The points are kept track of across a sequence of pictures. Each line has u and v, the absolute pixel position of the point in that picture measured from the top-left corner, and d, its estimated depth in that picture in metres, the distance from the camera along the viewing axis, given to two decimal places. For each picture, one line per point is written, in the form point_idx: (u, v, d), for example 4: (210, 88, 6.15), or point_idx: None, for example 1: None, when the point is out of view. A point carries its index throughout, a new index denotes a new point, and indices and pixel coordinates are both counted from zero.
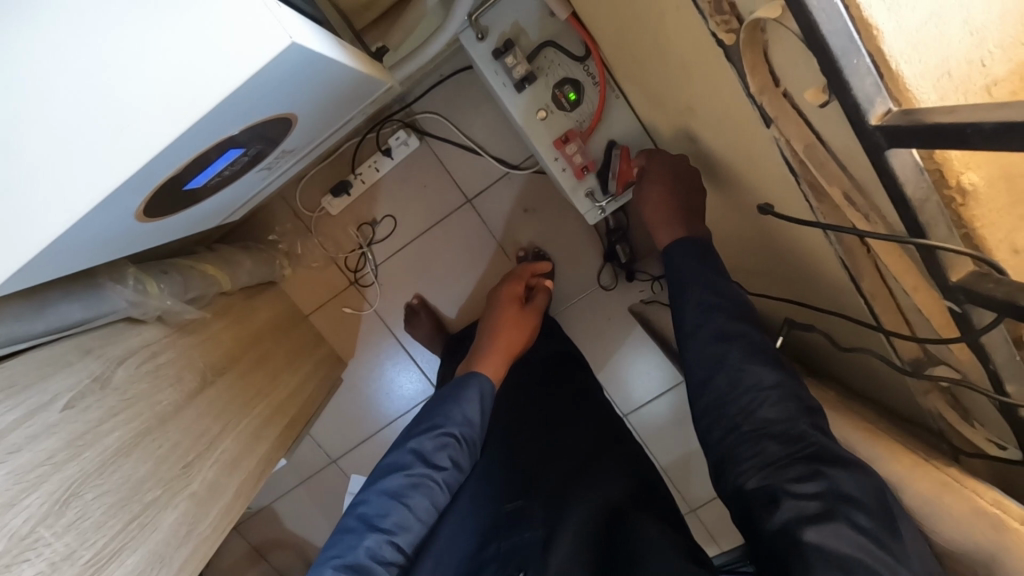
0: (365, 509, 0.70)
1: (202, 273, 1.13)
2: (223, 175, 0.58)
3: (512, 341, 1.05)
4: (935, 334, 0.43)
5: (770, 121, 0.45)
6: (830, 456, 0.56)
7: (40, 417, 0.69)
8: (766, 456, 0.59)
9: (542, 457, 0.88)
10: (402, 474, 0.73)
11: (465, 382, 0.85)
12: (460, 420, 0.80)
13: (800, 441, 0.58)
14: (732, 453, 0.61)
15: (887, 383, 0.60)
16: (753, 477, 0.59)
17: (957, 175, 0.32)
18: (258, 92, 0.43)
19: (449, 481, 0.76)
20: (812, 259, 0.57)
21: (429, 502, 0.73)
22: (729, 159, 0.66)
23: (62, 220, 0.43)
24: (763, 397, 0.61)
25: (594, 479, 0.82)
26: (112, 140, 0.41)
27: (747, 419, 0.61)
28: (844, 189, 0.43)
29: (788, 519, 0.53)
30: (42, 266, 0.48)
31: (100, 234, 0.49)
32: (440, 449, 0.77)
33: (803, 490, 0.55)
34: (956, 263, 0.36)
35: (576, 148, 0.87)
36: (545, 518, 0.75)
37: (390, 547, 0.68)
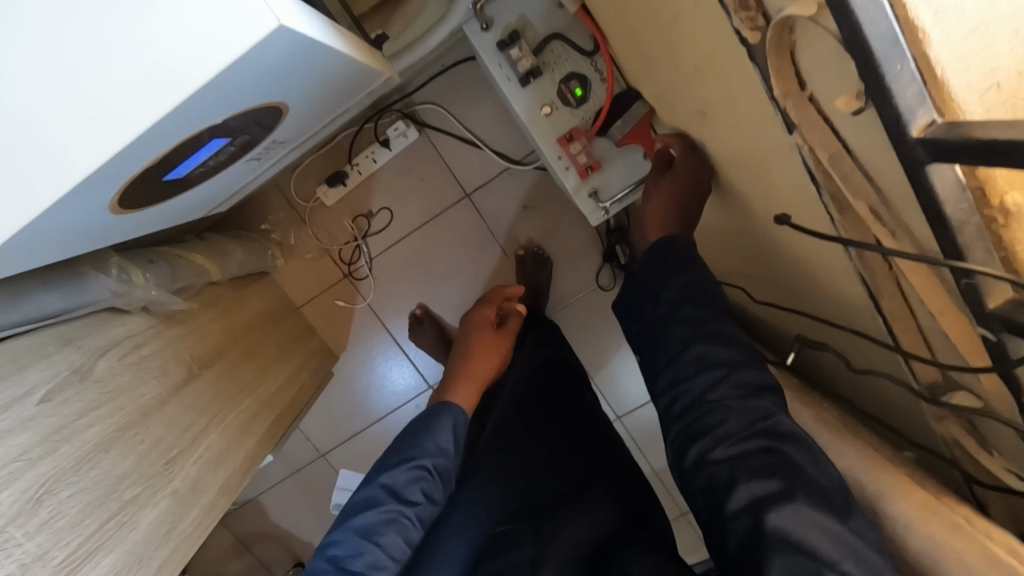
0: (336, 550, 0.68)
1: (190, 263, 1.09)
2: (207, 165, 0.54)
3: (486, 367, 1.01)
4: (963, 361, 0.41)
5: (793, 127, 0.42)
6: (778, 430, 0.56)
7: (14, 410, 0.66)
8: (728, 431, 0.58)
9: (535, 481, 0.83)
10: (374, 512, 0.70)
11: (438, 411, 0.81)
12: (433, 450, 0.76)
13: (762, 417, 0.58)
14: (693, 430, 0.61)
15: (898, 407, 0.57)
16: (715, 447, 0.58)
17: (1000, 194, 0.30)
18: (244, 79, 0.40)
19: (424, 515, 0.73)
20: (826, 275, 0.55)
21: (402, 540, 0.69)
22: (739, 166, 0.63)
23: (25, 210, 0.40)
24: (721, 375, 0.62)
25: (579, 517, 0.77)
26: (88, 124, 0.38)
27: (707, 396, 0.61)
28: (870, 203, 0.40)
29: (750, 497, 0.54)
30: (14, 257, 0.45)
31: (75, 225, 0.46)
32: (413, 482, 0.73)
33: (762, 471, 0.54)
34: (993, 288, 0.33)
35: (581, 147, 0.83)
36: (533, 540, 0.75)
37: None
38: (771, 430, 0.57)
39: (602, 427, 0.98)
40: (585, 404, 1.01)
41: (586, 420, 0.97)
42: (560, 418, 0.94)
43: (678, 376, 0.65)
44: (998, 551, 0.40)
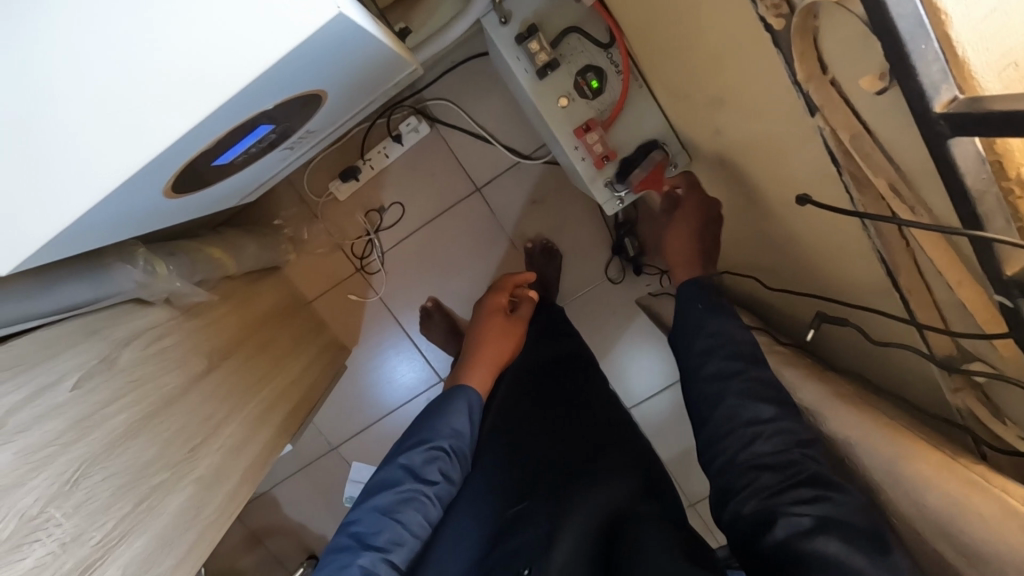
0: (358, 527, 0.70)
1: (208, 256, 1.11)
2: (250, 152, 0.56)
3: (499, 351, 1.03)
4: (979, 329, 0.43)
5: (815, 109, 0.44)
6: (821, 481, 0.56)
7: (48, 396, 0.68)
8: (762, 486, 0.58)
9: (545, 463, 0.85)
10: (394, 491, 0.73)
11: (452, 394, 0.84)
12: (448, 432, 0.79)
13: (795, 470, 0.57)
14: (729, 491, 0.60)
15: (910, 380, 0.60)
16: (749, 502, 0.58)
17: (1018, 166, 0.32)
18: (297, 65, 0.42)
19: (441, 495, 0.75)
20: (841, 254, 0.57)
21: (422, 517, 0.72)
22: (754, 153, 0.65)
23: (93, 192, 0.42)
24: (760, 431, 0.61)
25: (593, 489, 0.77)
26: (110, 125, 0.40)
27: (740, 454, 0.61)
28: (891, 181, 0.42)
29: (786, 533, 0.52)
30: (73, 239, 0.48)
31: (129, 210, 0.48)
32: (430, 462, 0.76)
33: (797, 510, 0.54)
34: (1010, 256, 0.35)
35: (597, 137, 0.85)
36: (548, 516, 0.74)
37: (384, 565, 0.67)
38: (806, 480, 0.56)
39: (608, 407, 0.98)
40: (591, 388, 1.01)
41: (590, 403, 0.97)
42: (563, 404, 0.96)
43: (715, 423, 0.64)
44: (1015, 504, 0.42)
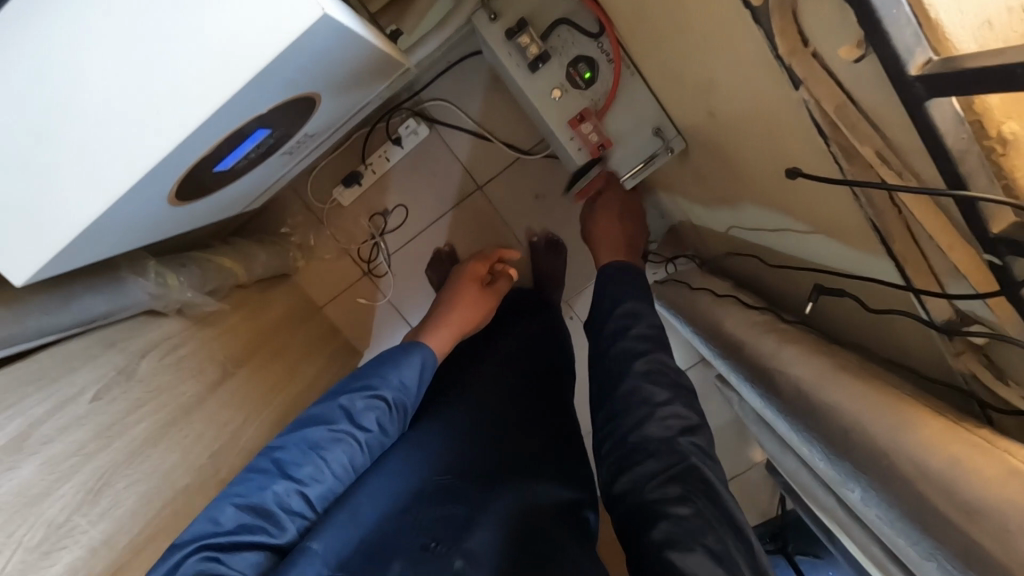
0: (281, 454, 0.66)
1: (218, 266, 1.14)
2: (249, 158, 0.58)
3: (466, 317, 1.06)
4: (972, 290, 0.43)
5: (798, 83, 0.45)
6: (696, 485, 0.62)
7: (70, 408, 0.71)
8: (645, 476, 0.64)
9: (491, 450, 0.80)
10: (326, 428, 0.70)
11: (409, 349, 0.82)
12: (395, 384, 0.77)
13: (681, 466, 0.64)
14: (621, 468, 0.67)
15: (914, 350, 0.59)
16: (635, 489, 0.63)
17: (998, 125, 0.33)
18: (286, 70, 0.43)
19: (372, 444, 0.72)
20: (836, 227, 0.57)
21: (347, 461, 0.69)
22: (747, 137, 0.66)
23: (103, 202, 0.44)
24: (655, 415, 0.69)
25: (521, 486, 0.74)
26: (123, 130, 0.42)
27: (631, 433, 0.69)
28: (877, 147, 0.42)
29: (663, 535, 0.56)
30: (85, 249, 0.49)
31: (137, 218, 0.50)
32: (369, 409, 0.73)
33: (676, 510, 0.58)
34: (997, 215, 0.35)
35: (591, 127, 0.87)
36: (472, 501, 0.69)
37: (298, 498, 0.63)
38: (684, 473, 0.63)
39: (563, 411, 0.97)
40: (554, 389, 1.01)
41: (549, 404, 0.96)
42: (525, 398, 0.94)
43: (644, 413, 0.70)
44: (1018, 464, 0.40)
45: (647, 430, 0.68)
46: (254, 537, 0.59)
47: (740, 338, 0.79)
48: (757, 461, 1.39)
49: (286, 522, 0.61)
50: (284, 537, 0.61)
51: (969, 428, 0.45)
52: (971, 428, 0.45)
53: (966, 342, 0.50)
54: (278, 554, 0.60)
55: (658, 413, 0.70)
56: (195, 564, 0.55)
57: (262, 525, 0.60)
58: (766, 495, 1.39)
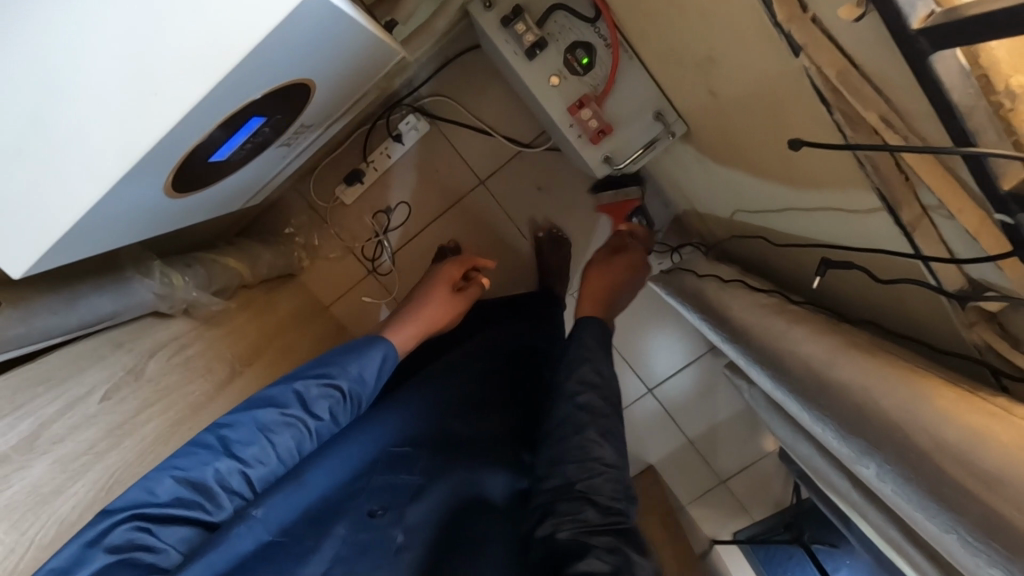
0: (227, 431, 0.62)
1: (223, 266, 1.14)
2: (247, 148, 0.58)
3: (430, 316, 0.99)
4: (983, 253, 0.42)
5: (798, 50, 0.44)
6: (629, 540, 0.60)
7: (79, 409, 0.72)
8: (578, 520, 0.60)
9: (446, 423, 0.83)
10: (277, 411, 0.65)
11: (373, 339, 0.76)
12: (353, 375, 0.71)
13: (619, 524, 0.61)
14: (554, 510, 0.63)
15: (926, 322, 0.58)
16: (564, 529, 0.59)
17: (1005, 79, 0.32)
18: (273, 54, 0.43)
19: (322, 432, 0.68)
20: (842, 199, 0.56)
21: (294, 446, 0.65)
22: (748, 115, 0.65)
23: (94, 191, 0.44)
24: (606, 471, 0.66)
25: (477, 453, 0.76)
26: (115, 114, 0.42)
27: (579, 483, 0.65)
28: (881, 113, 0.41)
29: (584, 573, 0.53)
30: (82, 240, 0.50)
31: (130, 208, 0.51)
32: (323, 398, 0.68)
33: (603, 556, 0.56)
34: (1008, 171, 0.34)
35: (591, 112, 0.86)
36: (423, 473, 0.72)
37: (239, 478, 0.61)
38: (620, 533, 0.60)
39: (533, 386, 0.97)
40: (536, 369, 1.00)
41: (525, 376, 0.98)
42: (495, 370, 0.96)
43: (590, 436, 0.70)
44: None
45: (597, 482, 0.65)
46: (190, 513, 0.57)
47: (749, 321, 0.77)
48: (769, 450, 1.37)
49: (223, 500, 0.60)
50: (219, 514, 0.60)
51: (987, 399, 0.45)
52: (990, 399, 0.45)
53: (978, 310, 0.49)
54: (211, 529, 0.59)
55: (603, 464, 0.67)
56: (124, 532, 0.53)
57: (199, 501, 0.58)
58: (780, 485, 1.37)
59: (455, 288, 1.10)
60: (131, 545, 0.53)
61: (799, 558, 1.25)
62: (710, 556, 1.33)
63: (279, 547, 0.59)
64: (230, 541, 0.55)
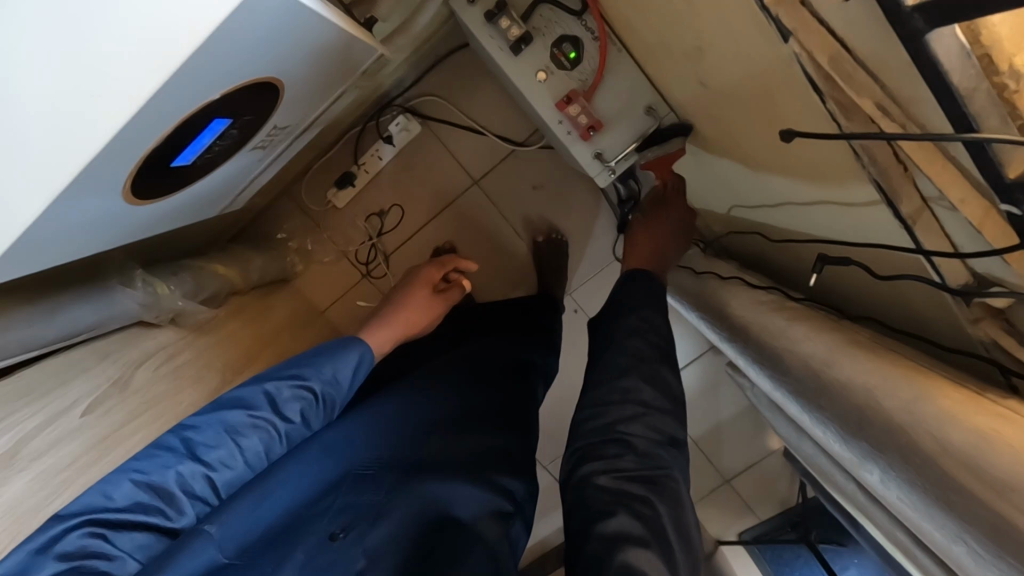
0: (193, 433, 0.64)
1: (212, 272, 1.12)
2: (212, 150, 0.59)
3: (411, 318, 1.00)
4: (987, 247, 0.39)
5: (788, 35, 0.41)
6: (662, 489, 0.61)
7: (61, 423, 0.69)
8: (620, 467, 0.62)
9: (425, 434, 0.81)
10: (245, 413, 0.67)
11: (350, 340, 0.77)
12: (327, 376, 0.73)
13: (656, 468, 0.62)
14: (591, 454, 0.65)
15: (930, 320, 0.55)
16: (602, 474, 0.61)
17: (1008, 58, 0.29)
18: (228, 51, 0.43)
19: (292, 435, 0.70)
20: (839, 191, 0.54)
21: (262, 449, 0.67)
22: (741, 106, 0.62)
23: (44, 198, 0.43)
24: (647, 414, 0.66)
25: (449, 461, 0.75)
26: (63, 120, 0.40)
27: (617, 425, 0.65)
28: (876, 99, 0.39)
29: (615, 531, 0.54)
30: (38, 249, 0.49)
31: (88, 214, 0.50)
32: (293, 400, 0.69)
33: (638, 512, 0.57)
34: (1012, 157, 0.32)
35: (580, 108, 0.83)
36: (389, 489, 0.71)
37: (202, 481, 0.63)
38: (659, 480, 0.61)
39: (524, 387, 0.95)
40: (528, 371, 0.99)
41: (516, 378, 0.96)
42: (482, 373, 0.94)
43: (625, 390, 0.67)
44: None
45: (636, 426, 0.65)
46: (149, 519, 0.58)
47: (749, 319, 0.74)
48: (774, 448, 1.35)
49: (185, 505, 0.61)
50: (180, 520, 0.60)
51: (995, 399, 0.43)
52: (997, 399, 0.42)
53: (985, 306, 0.46)
54: (172, 535, 0.60)
55: (635, 405, 0.66)
56: (77, 539, 0.54)
57: (159, 506, 0.59)
58: (786, 485, 1.34)
59: (438, 289, 1.11)
60: (82, 552, 0.54)
61: (805, 556, 1.19)
62: (716, 559, 1.29)
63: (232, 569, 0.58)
64: (185, 559, 0.55)
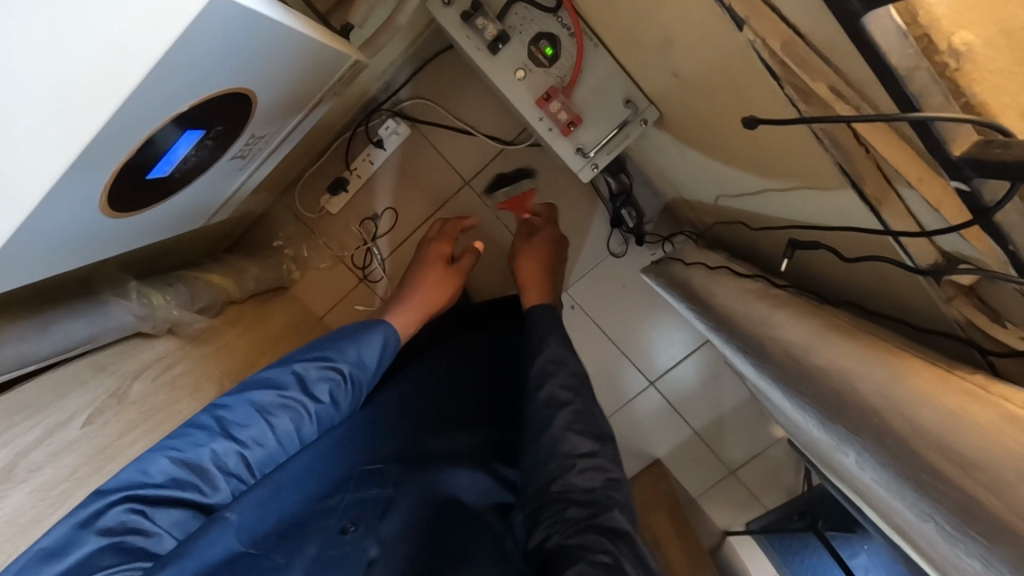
0: (225, 412, 0.65)
1: (208, 282, 1.13)
2: (189, 162, 0.62)
3: (433, 297, 1.05)
4: (946, 224, 0.39)
5: (742, 23, 0.43)
6: (618, 533, 0.60)
7: (61, 434, 0.71)
8: (566, 525, 0.60)
9: (424, 433, 0.83)
10: (275, 393, 0.69)
11: (372, 324, 0.79)
12: (354, 358, 0.75)
13: (601, 514, 0.62)
14: (539, 516, 0.64)
15: (907, 301, 0.55)
16: (555, 536, 0.60)
17: (948, 37, 0.30)
18: (188, 67, 0.46)
19: (321, 414, 0.72)
20: (811, 175, 0.54)
21: (293, 428, 0.69)
22: (711, 96, 0.63)
23: (14, 216, 0.44)
24: (578, 463, 0.68)
25: (446, 454, 0.77)
26: (30, 136, 0.42)
27: (557, 485, 0.66)
28: (830, 82, 0.39)
29: None
30: (17, 265, 0.50)
31: (66, 228, 0.52)
32: (322, 380, 0.72)
33: (592, 553, 0.56)
34: (958, 135, 0.32)
35: (559, 105, 0.84)
36: (397, 477, 0.73)
37: (235, 459, 0.64)
38: (605, 526, 0.61)
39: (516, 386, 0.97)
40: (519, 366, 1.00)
41: (507, 376, 0.97)
42: (475, 370, 0.96)
43: (560, 436, 0.71)
44: (1016, 409, 0.37)
45: (573, 479, 0.66)
46: (184, 494, 0.60)
47: (735, 308, 0.74)
48: (780, 438, 1.33)
49: (219, 482, 0.63)
50: (214, 496, 0.62)
51: (964, 374, 0.43)
52: (966, 375, 0.42)
53: (955, 284, 0.46)
54: (206, 511, 0.62)
55: (570, 455, 0.69)
56: (118, 515, 0.55)
57: (194, 483, 0.61)
58: (792, 475, 1.34)
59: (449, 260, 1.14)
60: (123, 527, 0.55)
61: (815, 546, 1.23)
62: (723, 549, 1.32)
63: (250, 557, 0.60)
64: (208, 544, 0.56)
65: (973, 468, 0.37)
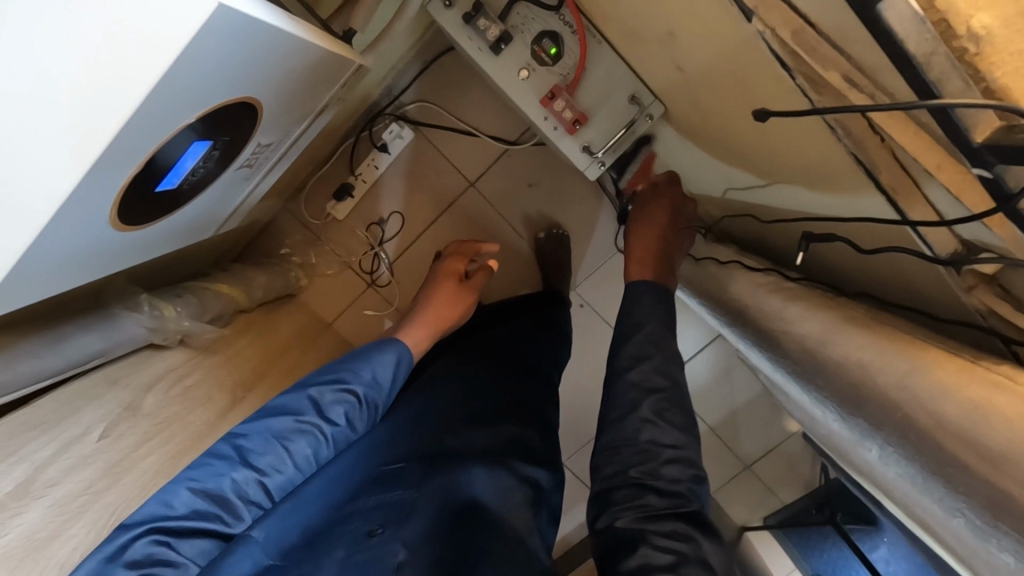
0: (243, 441, 0.65)
1: (217, 293, 1.13)
2: (197, 173, 0.62)
3: (447, 313, 1.03)
4: (967, 213, 0.39)
5: (751, 14, 0.42)
6: (699, 522, 0.60)
7: (76, 449, 0.71)
8: (642, 510, 0.61)
9: (439, 435, 0.80)
10: (292, 418, 0.69)
11: (384, 343, 0.79)
12: (367, 378, 0.75)
13: (683, 504, 0.61)
14: (612, 498, 0.64)
15: (925, 290, 0.54)
16: (624, 517, 0.61)
17: (966, 21, 0.28)
18: (192, 80, 0.46)
19: (337, 437, 0.72)
20: (824, 167, 0.54)
21: (310, 452, 0.69)
22: (718, 89, 0.62)
23: (23, 237, 0.45)
24: (667, 456, 0.64)
25: (464, 451, 0.76)
26: (37, 160, 0.42)
27: (639, 470, 0.64)
28: (843, 71, 0.38)
29: (638, 570, 0.55)
30: (27, 283, 0.51)
31: (76, 246, 0.52)
32: (337, 403, 0.72)
33: (666, 544, 0.57)
34: (978, 121, 0.32)
35: (563, 103, 0.84)
36: (420, 480, 0.72)
37: (256, 488, 0.64)
38: (687, 517, 0.61)
39: (537, 386, 0.95)
40: (528, 361, 0.99)
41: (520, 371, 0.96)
42: (492, 368, 0.95)
43: (642, 423, 0.66)
44: None
45: (660, 467, 0.64)
46: (208, 525, 0.59)
47: (746, 303, 0.74)
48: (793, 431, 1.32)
49: (241, 511, 0.62)
50: (237, 526, 0.62)
51: (987, 365, 0.42)
52: (989, 365, 0.41)
53: (977, 273, 0.45)
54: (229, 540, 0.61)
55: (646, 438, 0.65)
56: (143, 547, 0.55)
57: (217, 513, 0.60)
58: (808, 466, 1.33)
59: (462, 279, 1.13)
60: (149, 560, 0.55)
61: (835, 542, 1.21)
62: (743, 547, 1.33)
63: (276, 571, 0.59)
64: (232, 564, 0.57)
65: (1003, 461, 0.36)
